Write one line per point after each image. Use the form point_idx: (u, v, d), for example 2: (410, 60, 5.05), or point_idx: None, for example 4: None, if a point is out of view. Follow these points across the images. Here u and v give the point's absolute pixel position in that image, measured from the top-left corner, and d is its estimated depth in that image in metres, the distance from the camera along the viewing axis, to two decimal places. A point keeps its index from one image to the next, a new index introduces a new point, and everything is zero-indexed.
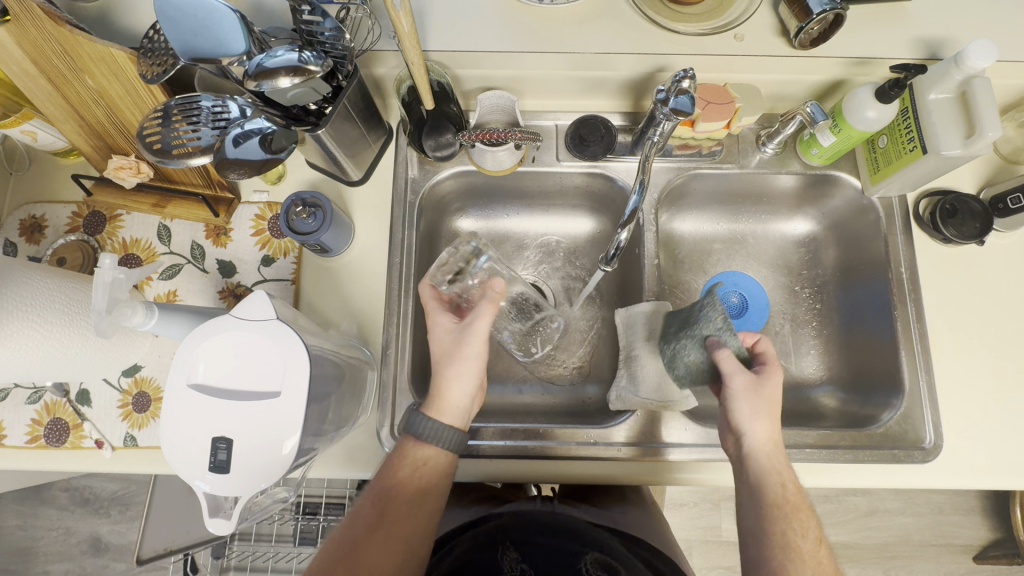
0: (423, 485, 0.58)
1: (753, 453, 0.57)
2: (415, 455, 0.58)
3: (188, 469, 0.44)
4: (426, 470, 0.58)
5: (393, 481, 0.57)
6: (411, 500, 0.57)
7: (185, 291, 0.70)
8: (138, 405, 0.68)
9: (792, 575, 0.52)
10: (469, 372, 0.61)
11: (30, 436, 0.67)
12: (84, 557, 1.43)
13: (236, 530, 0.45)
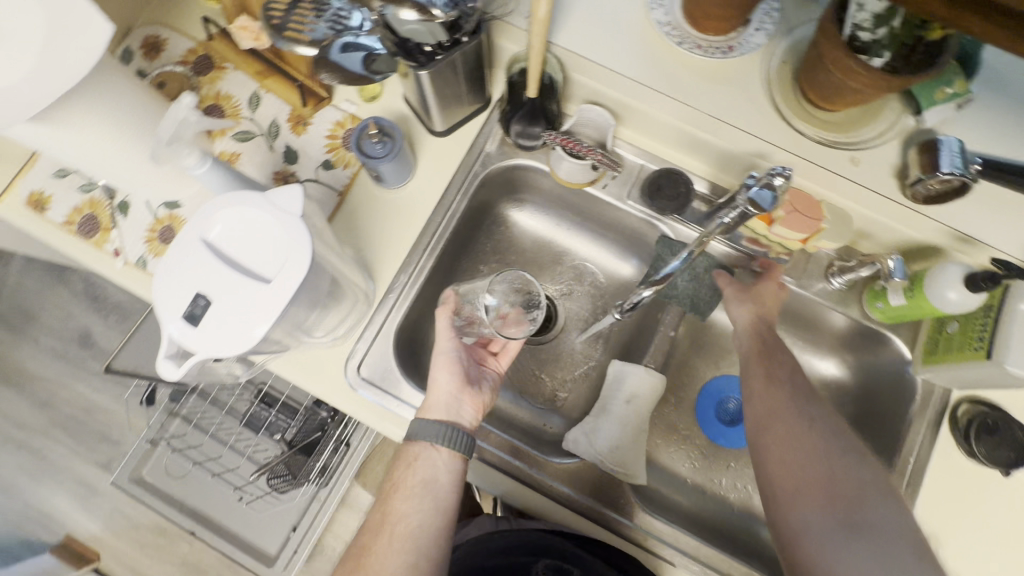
0: (421, 479, 0.63)
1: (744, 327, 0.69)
2: (408, 453, 0.65)
3: (166, 308, 0.47)
4: (421, 467, 0.64)
5: (394, 481, 0.64)
6: (408, 497, 0.63)
7: (248, 159, 0.74)
8: (163, 236, 0.72)
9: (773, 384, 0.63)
10: (438, 370, 0.67)
11: (68, 218, 0.73)
12: (72, 343, 1.55)
13: (177, 381, 0.47)
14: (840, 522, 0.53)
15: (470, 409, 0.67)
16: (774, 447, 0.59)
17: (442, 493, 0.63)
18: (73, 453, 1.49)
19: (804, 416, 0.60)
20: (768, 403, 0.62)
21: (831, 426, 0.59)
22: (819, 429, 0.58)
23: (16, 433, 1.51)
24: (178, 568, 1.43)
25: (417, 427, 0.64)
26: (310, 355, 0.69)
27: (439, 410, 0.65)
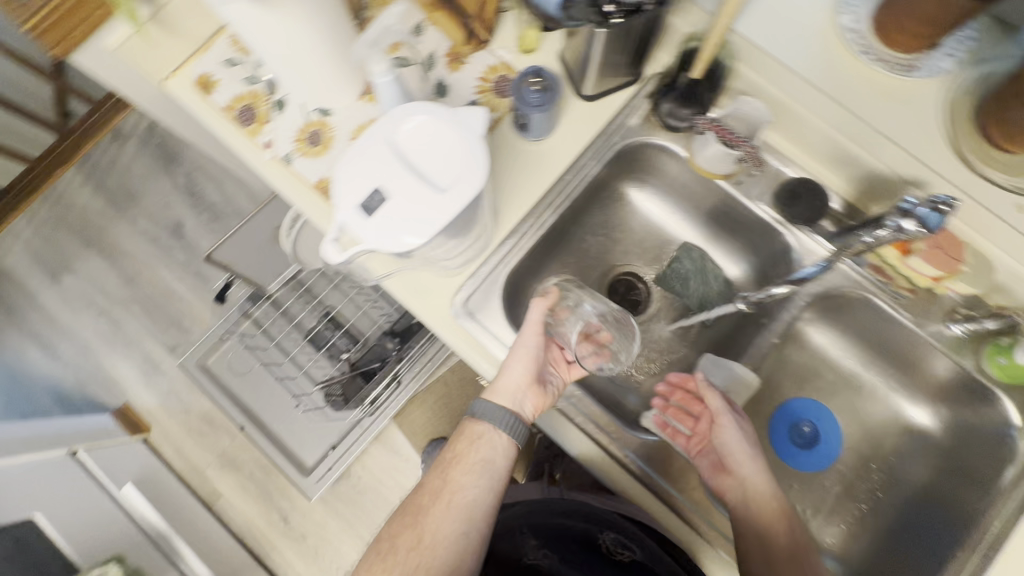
0: (481, 458, 0.72)
1: (755, 493, 0.67)
2: (472, 429, 0.74)
3: (342, 195, 0.50)
4: (482, 447, 0.73)
5: (456, 452, 0.73)
6: (468, 470, 0.71)
7: None
8: (310, 139, 0.76)
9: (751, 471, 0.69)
10: (517, 360, 0.69)
11: (229, 104, 0.78)
12: (165, 230, 1.65)
13: (335, 265, 0.51)
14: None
15: (532, 403, 0.70)
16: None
17: (499, 473, 0.72)
18: (145, 330, 1.60)
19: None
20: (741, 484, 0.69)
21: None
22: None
23: (99, 299, 1.62)
24: (217, 458, 1.52)
25: (483, 407, 0.73)
26: (422, 279, 0.72)
27: (505, 397, 0.70)
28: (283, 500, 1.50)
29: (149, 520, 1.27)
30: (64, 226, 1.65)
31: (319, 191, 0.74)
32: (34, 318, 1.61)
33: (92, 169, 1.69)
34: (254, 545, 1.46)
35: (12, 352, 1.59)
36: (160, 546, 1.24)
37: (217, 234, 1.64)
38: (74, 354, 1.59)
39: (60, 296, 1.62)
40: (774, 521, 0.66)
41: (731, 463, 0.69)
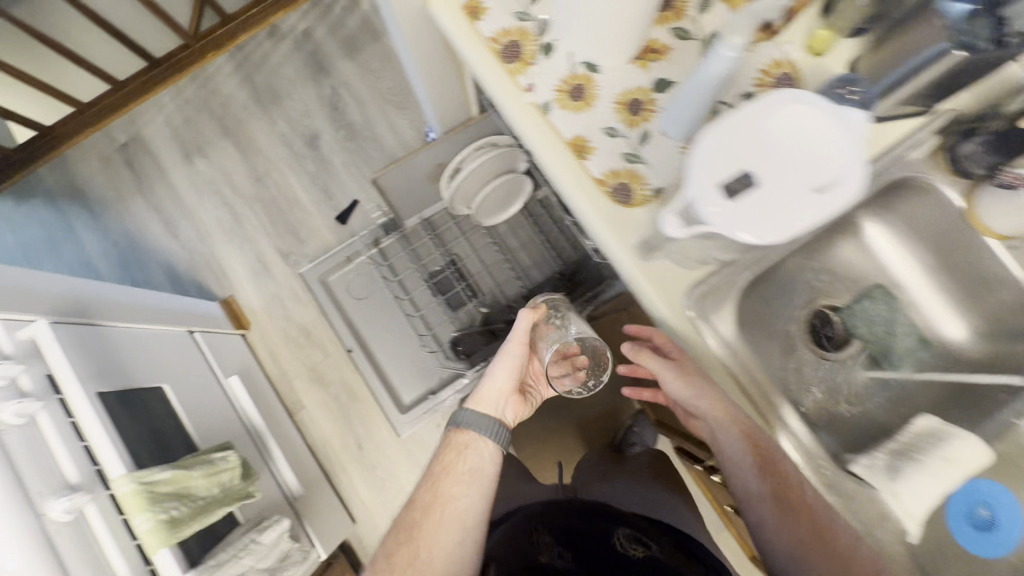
0: (471, 467, 0.82)
1: (721, 439, 0.69)
2: (457, 443, 0.85)
3: (701, 171, 0.48)
4: (471, 456, 0.83)
5: (448, 468, 0.82)
6: (463, 477, 0.80)
7: (678, 58, 0.73)
8: (573, 92, 0.73)
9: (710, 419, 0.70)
10: (501, 371, 0.90)
11: (494, 36, 0.74)
12: (301, 138, 1.64)
13: (672, 238, 0.50)
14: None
15: (512, 408, 0.94)
16: (780, 553, 0.65)
17: (486, 479, 0.81)
18: (263, 231, 1.61)
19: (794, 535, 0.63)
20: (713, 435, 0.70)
21: (830, 545, 0.61)
22: (812, 555, 0.62)
23: (225, 190, 1.63)
24: (306, 371, 1.55)
25: (468, 418, 0.87)
26: (659, 265, 0.69)
27: (490, 403, 0.89)
28: (361, 427, 1.52)
29: (249, 414, 1.29)
30: (207, 110, 1.66)
31: (573, 149, 0.72)
32: (162, 193, 1.63)
33: (244, 60, 1.68)
34: (326, 462, 1.50)
35: (135, 219, 1.62)
36: (256, 442, 1.27)
37: (350, 153, 1.62)
38: (192, 236, 1.61)
39: (190, 178, 1.64)
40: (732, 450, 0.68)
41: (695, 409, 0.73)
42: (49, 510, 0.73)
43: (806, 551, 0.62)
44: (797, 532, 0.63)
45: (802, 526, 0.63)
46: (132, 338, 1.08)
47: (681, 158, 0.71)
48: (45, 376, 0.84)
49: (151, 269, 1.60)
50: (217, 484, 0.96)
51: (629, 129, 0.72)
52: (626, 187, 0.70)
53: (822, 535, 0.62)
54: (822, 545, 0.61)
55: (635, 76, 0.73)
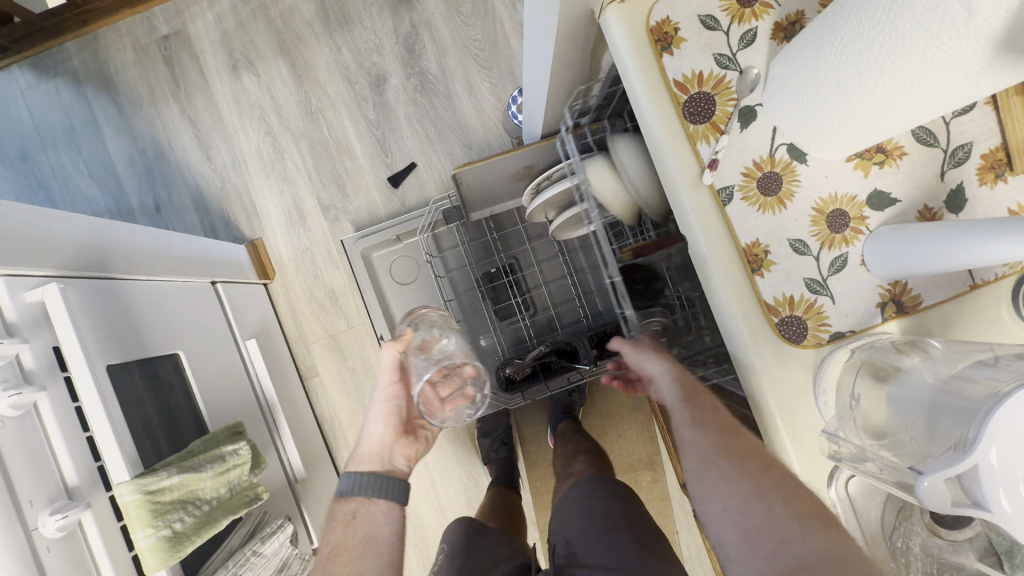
0: (363, 536, 0.73)
1: (660, 385, 0.63)
2: (346, 513, 0.76)
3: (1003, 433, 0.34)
4: (363, 525, 0.74)
5: (332, 543, 0.72)
6: (351, 550, 0.71)
7: (910, 167, 0.56)
8: (764, 182, 0.56)
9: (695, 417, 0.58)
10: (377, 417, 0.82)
11: (681, 83, 0.57)
12: (365, 77, 1.42)
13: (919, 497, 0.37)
14: (780, 566, 0.48)
15: (403, 452, 0.84)
16: (713, 495, 0.54)
17: (381, 548, 0.71)
18: (305, 174, 1.43)
19: (709, 445, 0.56)
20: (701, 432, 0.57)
21: (747, 451, 0.55)
22: (730, 466, 0.54)
23: (271, 117, 1.44)
24: (327, 338, 1.43)
25: (350, 481, 0.77)
26: (814, 427, 0.56)
27: (372, 459, 0.81)
28: None
29: (264, 384, 1.19)
30: (264, 18, 1.43)
31: (744, 258, 0.56)
32: (200, 105, 1.44)
33: None
34: (331, 437, 1.42)
35: (167, 128, 1.44)
36: (266, 416, 1.17)
37: (418, 107, 1.41)
38: (226, 162, 1.44)
39: (234, 94, 1.44)
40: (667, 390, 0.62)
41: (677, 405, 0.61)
42: (41, 524, 0.64)
43: (726, 465, 0.54)
44: (710, 434, 0.57)
45: (718, 431, 0.57)
46: (152, 295, 0.96)
47: (877, 302, 0.55)
48: (53, 349, 0.72)
49: (178, 189, 1.45)
50: (224, 484, 0.86)
51: (823, 249, 0.56)
52: (799, 323, 0.56)
53: (738, 434, 0.56)
54: (744, 456, 0.55)
55: (849, 180, 0.56)
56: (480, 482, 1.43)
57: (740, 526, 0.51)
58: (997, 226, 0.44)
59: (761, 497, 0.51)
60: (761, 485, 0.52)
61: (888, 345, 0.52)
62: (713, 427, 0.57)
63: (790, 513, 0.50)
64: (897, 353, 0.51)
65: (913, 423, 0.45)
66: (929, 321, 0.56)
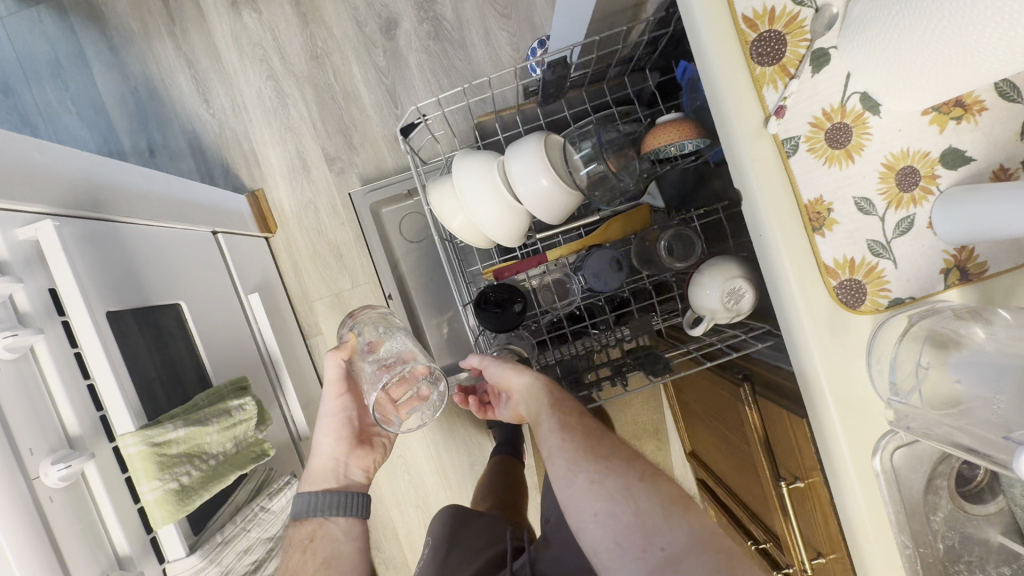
0: (326, 556, 0.72)
1: (527, 398, 0.64)
2: (302, 537, 0.74)
3: None
4: (323, 544, 0.73)
5: (292, 566, 0.71)
6: (316, 569, 0.70)
7: (989, 125, 0.52)
8: (832, 134, 0.52)
9: (565, 425, 0.60)
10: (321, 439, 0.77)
11: (750, 20, 0.52)
12: (375, 21, 1.33)
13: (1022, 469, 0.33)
14: (650, 559, 0.52)
15: (360, 464, 0.79)
16: (585, 500, 0.56)
17: (347, 563, 0.71)
18: (310, 123, 1.36)
19: (575, 450, 0.59)
20: (568, 438, 0.59)
21: (611, 455, 0.59)
22: (598, 471, 0.57)
23: (273, 59, 1.35)
24: (329, 296, 1.39)
25: (305, 506, 0.75)
26: (864, 394, 0.53)
27: (327, 475, 0.76)
28: None
29: (267, 339, 1.15)
30: None
31: (805, 216, 0.52)
32: (197, 43, 1.35)
33: None
34: None
35: (161, 67, 1.35)
36: (269, 373, 1.14)
37: (431, 56, 1.33)
38: (225, 107, 1.36)
39: (233, 33, 1.34)
40: (536, 399, 0.63)
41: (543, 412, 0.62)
42: (42, 473, 0.61)
43: (595, 470, 0.57)
44: (575, 439, 0.59)
45: (585, 436, 0.60)
46: (152, 241, 0.90)
47: (940, 268, 0.52)
48: (49, 292, 0.67)
49: (173, 133, 1.37)
50: (231, 440, 0.83)
51: (889, 209, 0.52)
52: (858, 287, 0.53)
53: (600, 437, 0.60)
54: (607, 457, 0.59)
55: (923, 136, 0.52)
56: (483, 446, 1.42)
57: (611, 528, 0.54)
58: None
59: (630, 496, 0.55)
60: (626, 483, 0.56)
61: (948, 310, 0.49)
62: (579, 433, 0.60)
63: (654, 504, 0.55)
64: (959, 319, 0.48)
65: (997, 397, 0.45)
66: (993, 289, 0.53)
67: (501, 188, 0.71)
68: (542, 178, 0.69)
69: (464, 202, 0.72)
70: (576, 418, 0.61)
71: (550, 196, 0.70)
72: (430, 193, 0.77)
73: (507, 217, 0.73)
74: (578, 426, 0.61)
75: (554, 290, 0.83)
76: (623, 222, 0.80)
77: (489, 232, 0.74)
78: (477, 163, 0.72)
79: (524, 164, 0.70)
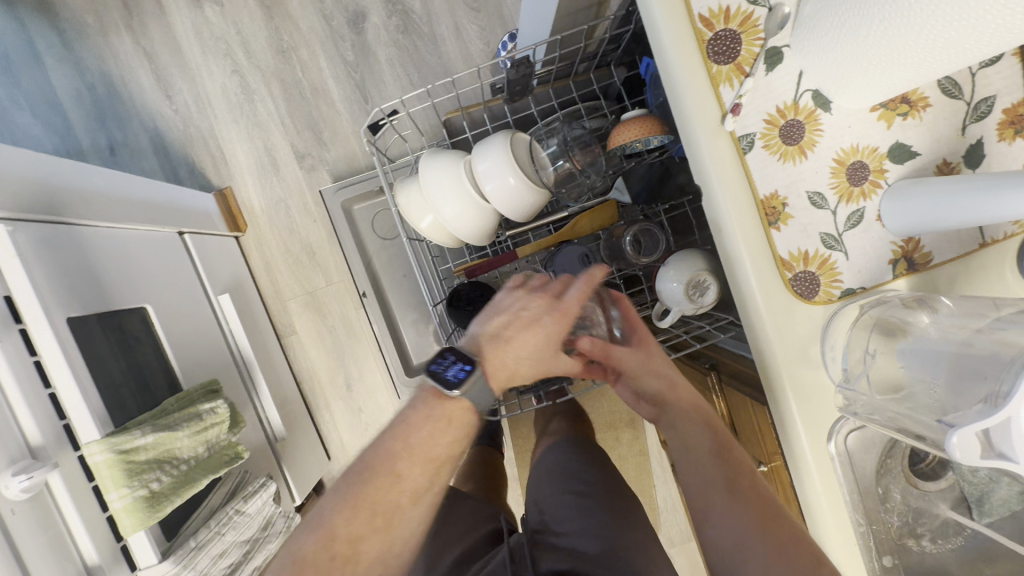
0: (441, 457, 0.54)
1: (690, 447, 0.60)
2: (443, 417, 0.55)
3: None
4: (446, 441, 0.54)
5: (411, 450, 0.53)
6: (430, 467, 0.53)
7: (932, 120, 0.54)
8: (786, 131, 0.54)
9: (736, 491, 0.55)
10: (530, 361, 0.59)
11: (705, 20, 0.53)
12: (342, 14, 1.31)
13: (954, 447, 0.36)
14: None
15: None
16: None
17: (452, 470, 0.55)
18: (278, 119, 1.33)
19: (744, 527, 0.53)
20: (744, 509, 0.54)
21: (789, 541, 0.51)
22: (773, 560, 0.50)
23: (238, 54, 1.32)
24: (303, 294, 1.37)
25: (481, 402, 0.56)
26: (819, 381, 0.55)
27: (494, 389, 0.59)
28: (353, 367, 1.39)
29: (239, 340, 1.14)
30: None
31: (762, 210, 0.54)
32: (157, 36, 1.31)
33: None
34: (310, 395, 1.39)
35: (119, 61, 1.31)
36: (242, 374, 1.13)
37: (401, 51, 1.32)
38: (189, 103, 1.33)
39: (195, 27, 1.31)
40: (698, 451, 0.59)
41: (717, 473, 0.57)
42: (2, 486, 0.59)
43: (773, 554, 0.50)
44: (746, 513, 0.53)
45: (758, 513, 0.53)
46: (115, 243, 0.88)
47: (889, 259, 0.55)
48: (4, 299, 0.65)
49: (135, 130, 1.33)
50: (202, 444, 0.82)
51: (840, 203, 0.54)
52: (812, 278, 0.55)
53: (778, 514, 0.53)
54: (778, 529, 0.52)
55: (869, 132, 0.54)
56: None
57: None
58: (1010, 180, 0.44)
59: None
60: (790, 560, 0.50)
61: (896, 299, 0.51)
62: (754, 508, 0.54)
63: None
64: (905, 307, 0.51)
65: (935, 381, 0.46)
66: (938, 279, 0.55)
67: (469, 188, 0.72)
68: (509, 177, 0.69)
69: (432, 203, 0.73)
70: (755, 487, 0.56)
71: (517, 195, 0.71)
72: (399, 194, 0.77)
73: (475, 217, 0.73)
74: (754, 496, 0.55)
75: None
76: (594, 217, 0.81)
77: (459, 231, 0.74)
78: (444, 163, 0.73)
79: (491, 163, 0.70)
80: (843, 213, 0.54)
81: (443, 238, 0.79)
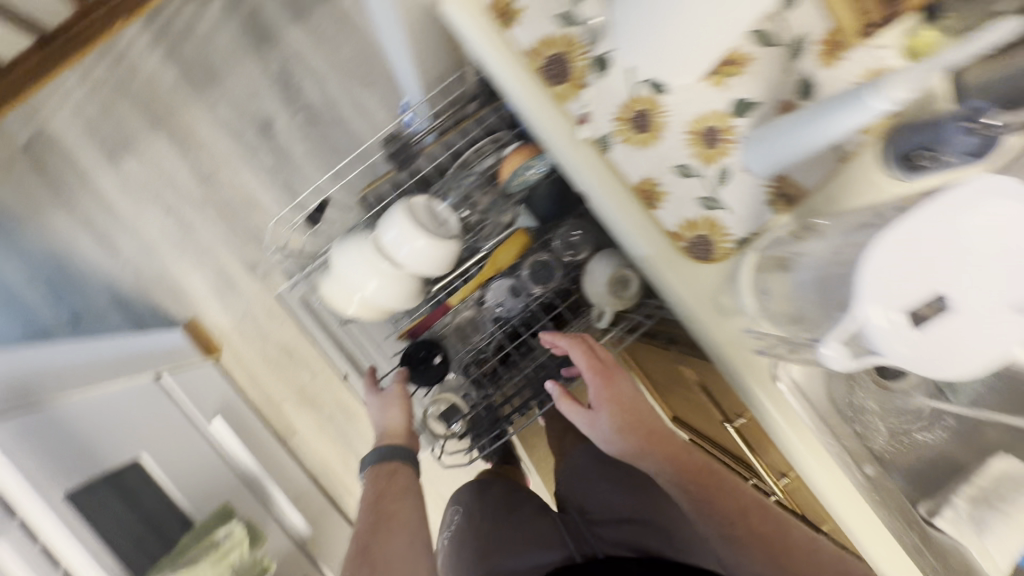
0: (393, 486, 0.70)
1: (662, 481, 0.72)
2: (386, 469, 0.73)
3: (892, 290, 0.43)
4: (397, 479, 0.71)
5: (371, 495, 0.69)
6: (391, 493, 0.69)
7: (760, 71, 0.59)
8: (636, 122, 0.59)
9: (719, 520, 0.66)
10: (385, 417, 0.79)
11: (535, 50, 0.59)
12: (251, 127, 1.38)
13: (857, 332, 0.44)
14: None
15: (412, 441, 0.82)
16: None
17: (415, 493, 0.70)
18: (221, 241, 1.39)
19: (751, 556, 0.64)
20: (734, 532, 0.65)
21: (783, 553, 0.64)
22: (775, 570, 0.63)
23: (167, 195, 1.38)
24: (294, 394, 1.41)
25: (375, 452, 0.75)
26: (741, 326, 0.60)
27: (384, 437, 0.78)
28: (362, 446, 1.42)
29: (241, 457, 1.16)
30: (126, 96, 1.36)
31: (639, 196, 0.61)
32: (88, 202, 1.37)
33: (164, 27, 1.35)
34: (330, 486, 1.41)
35: (59, 236, 1.37)
36: (255, 489, 1.15)
37: (315, 143, 1.38)
38: (134, 253, 1.38)
39: (120, 182, 1.37)
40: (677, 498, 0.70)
41: (705, 513, 0.68)
42: None
43: (771, 566, 0.63)
44: (751, 555, 0.64)
45: (755, 544, 0.65)
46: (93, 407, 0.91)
47: (766, 199, 0.59)
48: None
49: (92, 294, 1.38)
50: (228, 568, 0.83)
51: (705, 166, 0.59)
52: (704, 241, 0.61)
53: (769, 543, 0.64)
54: (774, 545, 0.64)
55: (700, 105, 0.58)
56: None
57: None
58: (848, 101, 0.47)
59: None
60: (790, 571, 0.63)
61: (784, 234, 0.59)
62: (742, 535, 0.65)
63: None
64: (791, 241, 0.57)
65: (821, 301, 0.51)
66: (816, 204, 0.60)
67: (382, 261, 0.76)
68: (414, 241, 0.74)
69: (354, 285, 0.78)
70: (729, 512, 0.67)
71: (429, 253, 0.75)
72: (323, 288, 0.82)
73: (395, 284, 0.78)
74: (743, 529, 0.65)
75: (468, 327, 0.90)
76: (508, 250, 0.85)
77: (385, 301, 0.79)
78: (354, 244, 0.78)
79: (394, 233, 0.75)
80: (693, 183, 0.60)
81: (375, 313, 0.83)
